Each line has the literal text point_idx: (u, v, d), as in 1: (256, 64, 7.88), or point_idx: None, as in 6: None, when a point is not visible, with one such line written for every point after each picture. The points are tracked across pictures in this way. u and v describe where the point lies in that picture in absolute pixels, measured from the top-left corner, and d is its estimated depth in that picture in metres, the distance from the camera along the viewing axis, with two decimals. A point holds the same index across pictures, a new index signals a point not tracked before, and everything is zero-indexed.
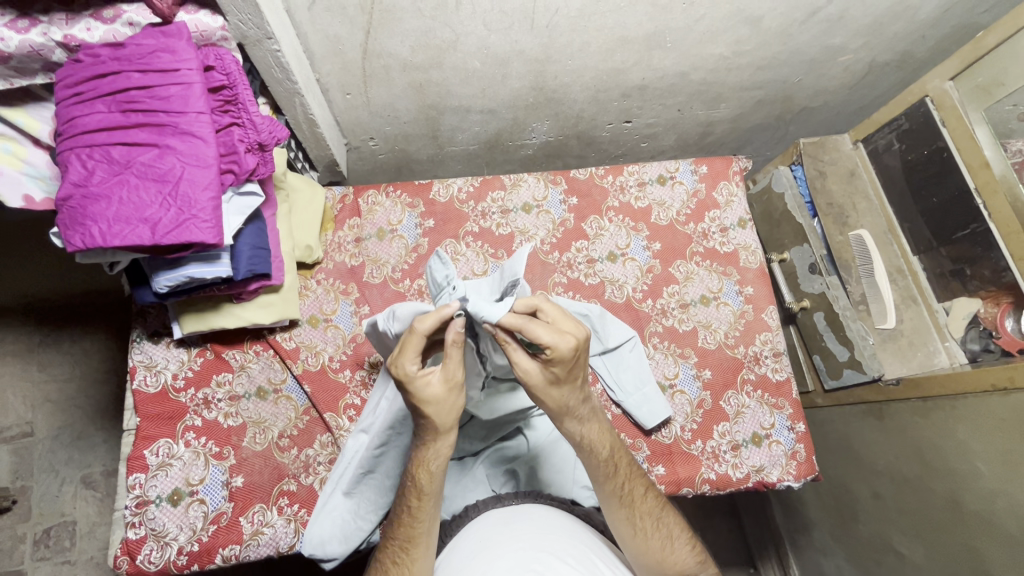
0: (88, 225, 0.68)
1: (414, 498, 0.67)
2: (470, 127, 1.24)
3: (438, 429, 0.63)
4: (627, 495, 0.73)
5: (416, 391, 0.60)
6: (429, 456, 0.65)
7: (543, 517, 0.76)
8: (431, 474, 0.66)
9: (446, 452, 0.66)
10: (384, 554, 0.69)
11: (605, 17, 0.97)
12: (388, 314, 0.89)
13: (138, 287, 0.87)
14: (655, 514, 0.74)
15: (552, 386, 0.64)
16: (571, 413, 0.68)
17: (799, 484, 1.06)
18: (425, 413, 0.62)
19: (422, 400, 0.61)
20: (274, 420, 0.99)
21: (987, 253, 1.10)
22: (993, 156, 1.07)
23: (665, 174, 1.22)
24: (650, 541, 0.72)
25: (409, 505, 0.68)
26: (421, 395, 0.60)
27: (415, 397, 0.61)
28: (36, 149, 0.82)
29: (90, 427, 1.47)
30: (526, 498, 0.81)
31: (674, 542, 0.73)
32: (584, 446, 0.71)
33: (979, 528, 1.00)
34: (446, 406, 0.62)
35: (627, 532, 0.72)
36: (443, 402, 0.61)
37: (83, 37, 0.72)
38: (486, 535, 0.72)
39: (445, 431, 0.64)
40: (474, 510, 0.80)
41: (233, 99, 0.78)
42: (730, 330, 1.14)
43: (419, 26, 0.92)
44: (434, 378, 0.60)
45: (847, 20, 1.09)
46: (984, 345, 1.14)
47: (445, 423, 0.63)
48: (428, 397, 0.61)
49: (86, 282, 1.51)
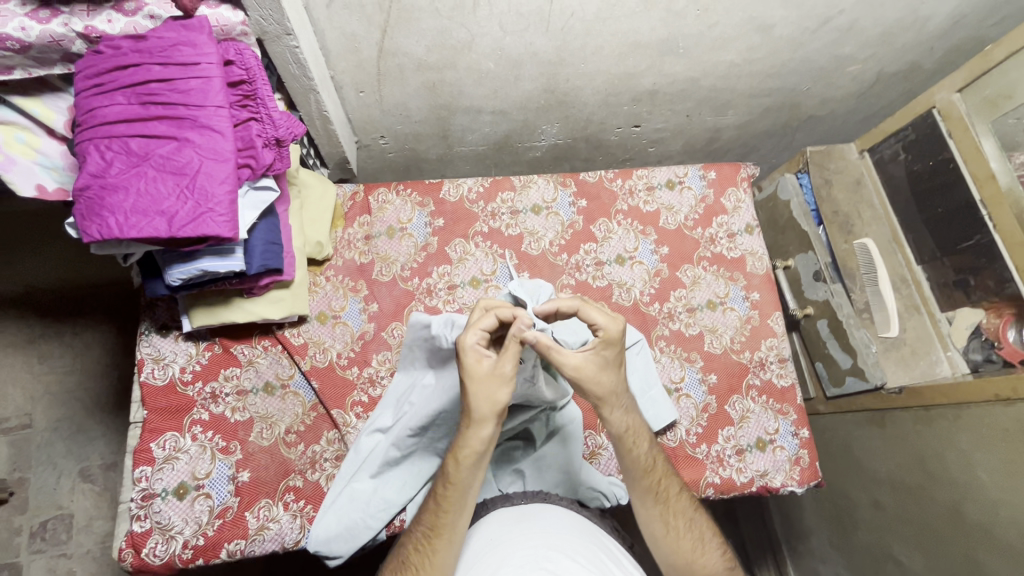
0: (104, 217, 0.68)
1: (443, 484, 0.69)
2: (480, 127, 1.25)
3: (476, 412, 0.66)
4: (662, 491, 0.75)
5: (467, 360, 0.67)
6: (461, 442, 0.68)
7: (552, 517, 0.76)
8: (460, 464, 0.68)
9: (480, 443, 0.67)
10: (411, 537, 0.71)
11: (619, 22, 0.98)
12: (446, 321, 0.90)
13: (150, 280, 0.87)
14: (688, 513, 0.76)
15: (602, 372, 0.70)
16: (616, 401, 0.72)
17: (802, 489, 1.06)
18: (466, 389, 0.67)
19: (467, 373, 0.66)
20: (281, 415, 0.99)
21: (991, 264, 1.11)
22: (999, 168, 1.08)
23: (674, 178, 1.23)
24: (680, 541, 0.74)
25: (438, 490, 0.70)
26: (470, 369, 0.67)
27: (462, 367, 0.67)
28: (49, 139, 0.83)
29: (90, 420, 1.46)
30: (534, 498, 0.81)
31: (704, 544, 0.76)
32: (626, 438, 0.73)
33: (979, 536, 1.02)
34: (490, 388, 0.66)
35: (660, 530, 0.74)
36: (483, 381, 0.66)
37: (104, 28, 0.72)
38: (495, 534, 0.72)
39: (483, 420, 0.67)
40: (482, 508, 0.82)
41: (252, 94, 0.78)
42: (735, 335, 1.14)
43: (435, 26, 0.92)
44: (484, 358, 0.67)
45: (857, 30, 1.11)
46: (986, 355, 1.16)
47: (486, 409, 0.66)
48: (472, 370, 0.66)
49: (80, 274, 1.51)
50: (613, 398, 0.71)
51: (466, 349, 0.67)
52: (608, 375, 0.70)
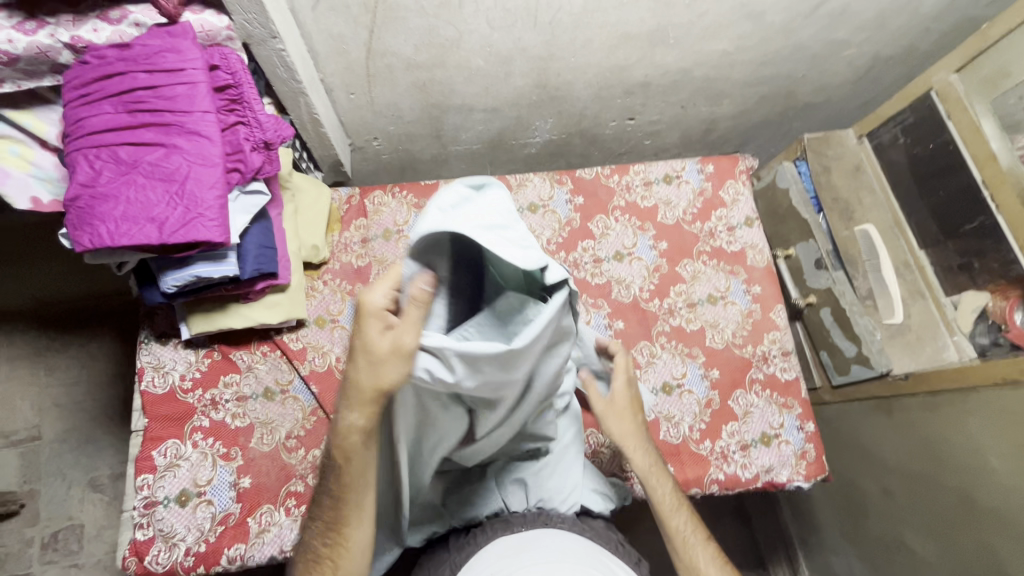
0: (96, 225, 0.68)
1: (337, 476, 0.61)
2: (473, 126, 1.24)
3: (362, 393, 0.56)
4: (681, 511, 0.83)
5: (366, 330, 0.54)
6: (346, 432, 0.58)
7: (551, 544, 0.74)
8: (349, 457, 0.59)
9: (360, 433, 0.58)
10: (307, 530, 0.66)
11: (607, 14, 0.97)
12: None
13: (145, 287, 0.87)
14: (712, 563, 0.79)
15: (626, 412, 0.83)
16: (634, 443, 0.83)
17: (808, 484, 1.05)
18: (356, 363, 0.55)
19: (364, 348, 0.54)
20: (281, 420, 0.98)
21: (995, 246, 1.10)
22: (1000, 148, 1.07)
23: (671, 173, 1.22)
24: None
25: (333, 484, 0.62)
26: (370, 343, 0.54)
27: (361, 337, 0.54)
28: (43, 151, 0.83)
29: (98, 431, 1.47)
30: (535, 524, 0.79)
31: None
32: (649, 476, 0.83)
33: (993, 523, 1.01)
34: (379, 369, 0.54)
35: None
36: (377, 361, 0.54)
37: (90, 38, 0.72)
38: (496, 568, 0.69)
39: (360, 405, 0.56)
40: (481, 536, 0.79)
41: (238, 99, 0.78)
42: (737, 329, 1.13)
43: (422, 25, 0.92)
44: (376, 316, 0.54)
45: (850, 14, 1.09)
46: (994, 338, 1.13)
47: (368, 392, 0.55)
48: (372, 345, 0.54)
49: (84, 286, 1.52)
50: (632, 438, 0.82)
51: (371, 315, 0.54)
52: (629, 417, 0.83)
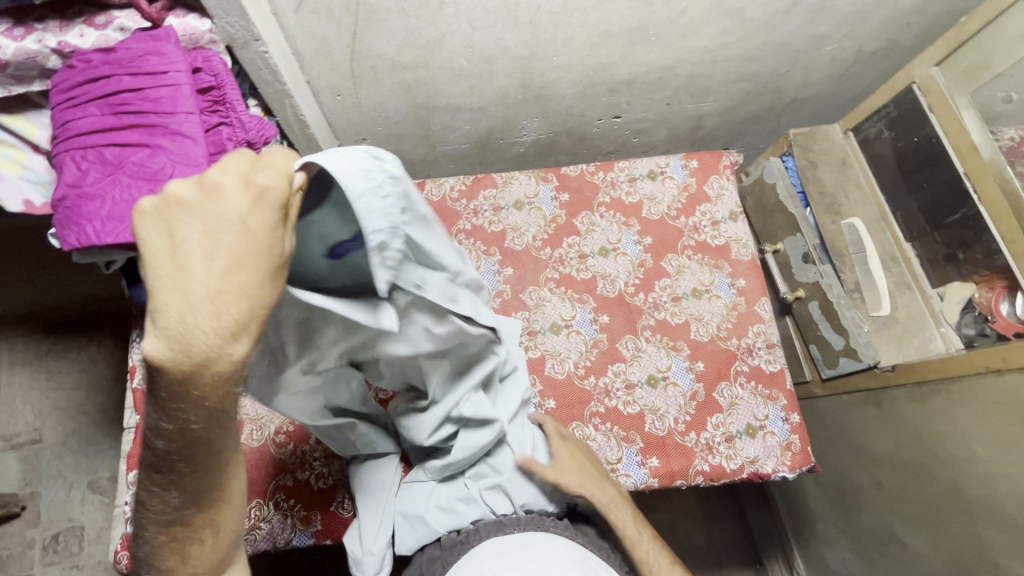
0: (82, 225, 0.70)
1: (194, 449, 0.42)
2: (461, 125, 1.26)
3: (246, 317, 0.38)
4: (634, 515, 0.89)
5: (247, 223, 0.38)
6: (209, 382, 0.38)
7: (543, 547, 0.75)
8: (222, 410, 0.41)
9: (229, 383, 0.39)
10: (150, 533, 0.46)
11: (587, 12, 0.98)
12: None
13: (134, 287, 0.89)
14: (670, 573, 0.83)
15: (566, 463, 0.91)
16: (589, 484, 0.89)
17: (793, 474, 1.06)
18: (224, 273, 0.37)
19: (243, 248, 0.38)
20: (271, 416, 0.99)
21: (979, 237, 1.10)
22: (981, 140, 1.08)
23: (655, 169, 1.23)
24: None
25: (190, 462, 0.43)
26: (256, 240, 0.39)
27: (236, 237, 0.38)
28: (35, 154, 0.85)
29: (97, 433, 1.49)
30: (528, 525, 0.81)
31: None
32: (608, 509, 0.89)
33: (981, 512, 1.01)
34: (275, 282, 0.40)
35: None
36: (269, 268, 0.39)
37: (76, 42, 0.74)
38: (487, 567, 0.71)
39: (251, 333, 0.39)
40: (474, 536, 0.81)
41: (221, 99, 0.80)
42: (722, 322, 1.14)
43: (404, 26, 0.94)
44: (236, 203, 0.39)
45: (830, 9, 1.11)
46: (981, 329, 1.12)
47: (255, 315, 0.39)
48: (260, 245, 0.39)
49: (82, 290, 1.54)
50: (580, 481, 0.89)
51: (255, 205, 0.39)
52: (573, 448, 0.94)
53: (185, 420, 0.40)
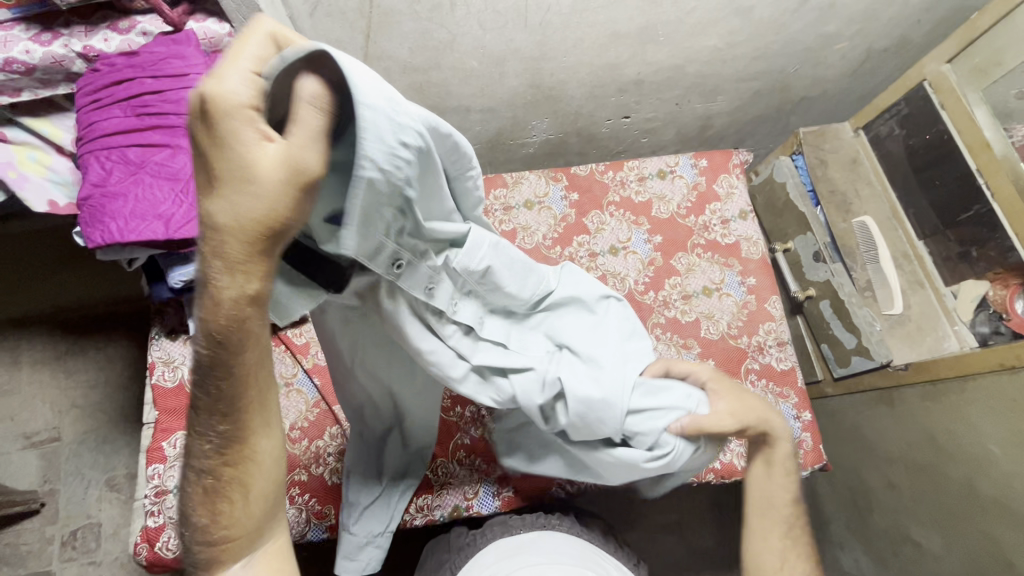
0: (106, 223, 0.72)
1: (222, 380, 0.44)
2: (471, 126, 1.28)
3: (248, 234, 0.38)
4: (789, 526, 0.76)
5: (233, 137, 0.36)
6: (225, 295, 0.40)
7: (546, 547, 0.80)
8: (240, 323, 0.41)
9: (249, 305, 0.40)
10: (185, 484, 0.48)
11: (596, 13, 1.00)
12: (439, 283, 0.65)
13: (155, 283, 0.91)
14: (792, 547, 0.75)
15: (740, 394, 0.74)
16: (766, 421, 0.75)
17: (806, 472, 1.06)
18: (218, 190, 0.37)
19: (234, 163, 0.37)
20: (285, 412, 1.02)
21: (992, 234, 1.09)
22: (993, 136, 1.07)
23: (665, 168, 1.23)
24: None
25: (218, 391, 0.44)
26: (242, 150, 0.37)
27: (229, 151, 0.37)
28: (59, 156, 0.88)
29: (114, 432, 1.52)
30: (534, 526, 0.85)
31: None
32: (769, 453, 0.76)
33: (996, 512, 1.00)
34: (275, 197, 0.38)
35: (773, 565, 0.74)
36: (265, 184, 0.37)
37: (101, 47, 0.76)
38: (495, 571, 0.76)
39: (253, 256, 0.39)
40: (482, 538, 0.85)
41: None
42: (733, 320, 1.14)
43: (416, 28, 0.95)
44: (228, 117, 0.36)
45: (838, 7, 1.11)
46: (995, 326, 1.12)
47: (251, 230, 0.38)
48: (253, 160, 0.37)
49: (100, 291, 1.58)
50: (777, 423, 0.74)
51: (237, 116, 0.36)
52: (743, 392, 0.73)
53: (199, 344, 0.42)
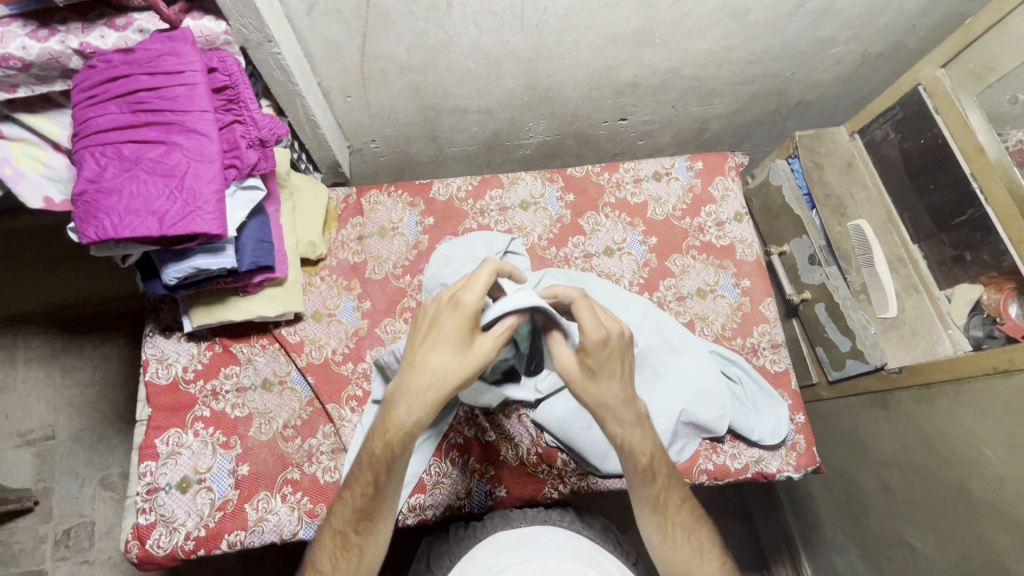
0: (100, 219, 0.72)
1: (370, 467, 0.67)
2: (467, 127, 1.28)
3: (430, 382, 0.64)
4: (662, 502, 0.72)
5: (445, 323, 0.66)
6: (392, 419, 0.65)
7: (546, 542, 0.81)
8: (400, 437, 0.65)
9: (405, 434, 0.65)
10: (329, 531, 0.70)
11: (592, 15, 1.00)
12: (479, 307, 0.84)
13: (149, 280, 0.91)
14: (687, 526, 0.73)
15: (592, 379, 0.71)
16: (611, 412, 0.71)
17: (799, 475, 1.06)
18: (423, 353, 0.65)
19: (437, 338, 0.65)
20: (279, 410, 1.02)
21: (986, 238, 1.10)
22: (987, 141, 1.08)
23: (661, 170, 1.24)
24: (677, 555, 0.71)
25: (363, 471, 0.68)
26: (446, 332, 0.65)
27: (442, 325, 0.66)
28: (55, 153, 0.88)
29: (109, 430, 1.52)
30: (535, 521, 0.88)
31: (703, 558, 0.71)
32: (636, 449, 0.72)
33: (990, 515, 1.00)
34: (453, 365, 0.64)
35: (657, 538, 0.72)
36: (452, 355, 0.65)
37: (97, 44, 0.77)
38: (493, 563, 0.76)
39: (432, 398, 0.64)
40: (483, 530, 0.87)
41: (235, 99, 0.83)
42: (727, 322, 1.15)
43: (412, 28, 0.96)
44: (448, 320, 0.66)
45: (834, 12, 1.11)
46: (988, 331, 1.11)
47: (430, 379, 0.64)
48: (452, 338, 0.65)
49: (97, 289, 1.58)
50: (617, 401, 0.71)
51: (460, 310, 0.66)
52: (619, 365, 0.72)
53: (372, 443, 0.67)
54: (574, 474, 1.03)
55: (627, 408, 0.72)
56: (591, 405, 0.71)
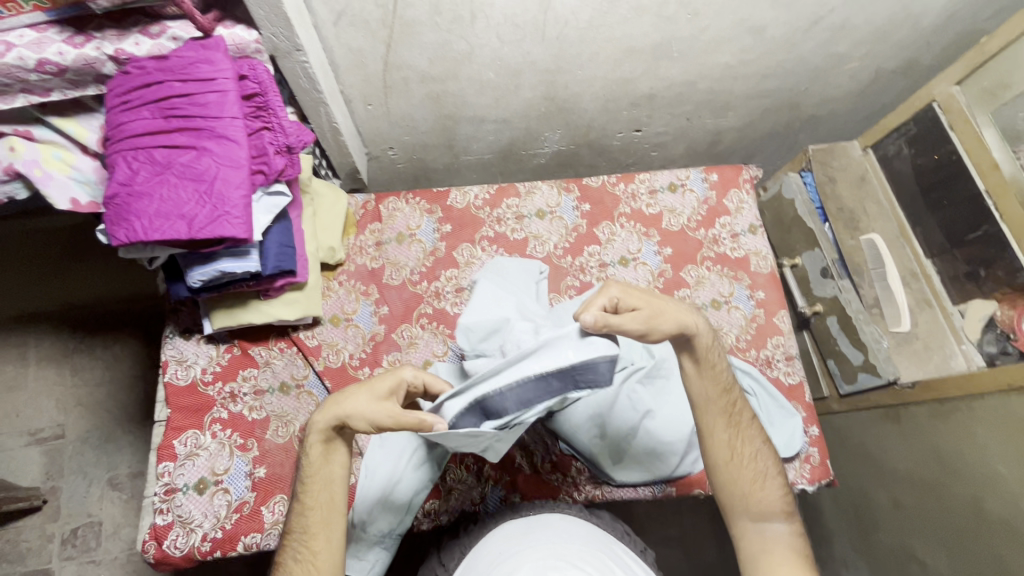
0: (131, 221, 0.74)
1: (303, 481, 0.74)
2: (484, 136, 1.29)
3: (335, 404, 0.71)
4: (734, 416, 0.81)
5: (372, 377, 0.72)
6: (312, 432, 0.73)
7: (560, 530, 0.79)
8: (316, 448, 0.73)
9: (319, 441, 0.73)
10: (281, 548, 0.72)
11: (612, 29, 1.02)
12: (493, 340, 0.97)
13: (173, 283, 0.92)
14: (754, 445, 0.81)
15: (658, 309, 0.75)
16: (689, 319, 0.77)
17: (813, 487, 1.06)
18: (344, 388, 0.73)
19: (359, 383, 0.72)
20: (296, 413, 1.02)
21: (1000, 254, 1.10)
22: (1003, 158, 1.08)
23: (676, 181, 1.25)
24: (743, 469, 0.79)
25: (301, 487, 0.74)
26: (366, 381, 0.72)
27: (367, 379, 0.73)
28: (83, 155, 0.89)
29: (119, 430, 1.53)
30: (543, 510, 0.86)
31: (766, 478, 0.79)
32: (707, 351, 0.80)
33: (1004, 533, 1.00)
34: (355, 394, 0.71)
35: (724, 453, 0.79)
36: (358, 387, 0.72)
37: (131, 50, 0.78)
38: (500, 554, 0.75)
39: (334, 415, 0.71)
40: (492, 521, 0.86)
41: (264, 106, 0.84)
42: (741, 333, 1.15)
43: (436, 39, 0.97)
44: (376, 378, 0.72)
45: (850, 28, 1.12)
46: (1002, 347, 1.13)
47: (339, 402, 0.71)
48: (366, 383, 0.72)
49: (111, 290, 1.59)
50: (686, 315, 0.77)
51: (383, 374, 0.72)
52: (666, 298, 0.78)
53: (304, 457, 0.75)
54: (588, 482, 1.03)
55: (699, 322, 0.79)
56: (679, 331, 0.76)
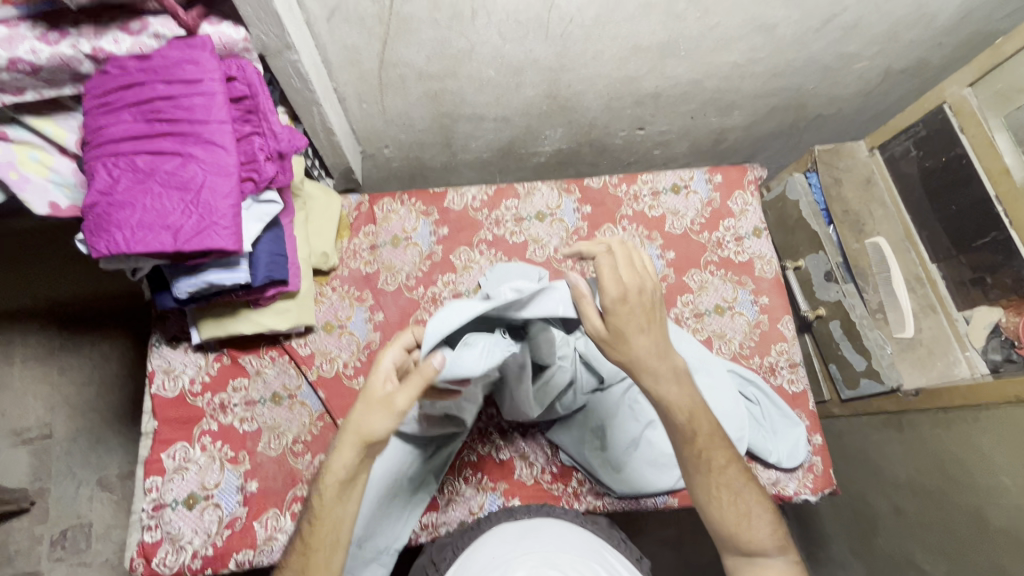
0: (112, 233, 0.70)
1: (311, 521, 0.66)
2: (483, 135, 1.25)
3: (350, 433, 0.65)
4: (704, 461, 0.74)
5: (373, 381, 0.66)
6: (326, 471, 0.66)
7: (554, 534, 0.78)
8: (335, 485, 0.65)
9: (337, 478, 0.65)
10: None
11: (618, 26, 0.97)
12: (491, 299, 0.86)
13: (159, 292, 0.88)
14: (734, 487, 0.75)
15: (619, 332, 0.73)
16: (643, 363, 0.73)
17: (816, 497, 1.04)
18: (354, 407, 0.66)
19: (365, 395, 0.66)
20: (289, 424, 0.99)
21: (1008, 261, 1.08)
22: (1014, 162, 1.05)
23: (679, 183, 1.21)
24: (724, 513, 0.74)
25: (308, 527, 0.66)
26: (371, 388, 0.66)
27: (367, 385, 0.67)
28: (61, 157, 0.84)
29: (108, 431, 1.49)
30: (537, 513, 0.84)
31: (752, 518, 0.73)
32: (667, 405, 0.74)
33: (1004, 543, 0.99)
34: (369, 413, 0.65)
35: (703, 498, 0.75)
36: (374, 403, 0.65)
37: (111, 49, 0.73)
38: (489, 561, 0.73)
39: (351, 444, 0.64)
40: (487, 523, 0.84)
41: (254, 109, 0.80)
42: (744, 340, 1.13)
43: (434, 36, 0.93)
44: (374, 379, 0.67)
45: (863, 27, 1.09)
46: (1007, 354, 1.11)
47: (357, 427, 0.65)
48: (371, 390, 0.66)
49: (97, 288, 1.55)
50: (643, 357, 0.73)
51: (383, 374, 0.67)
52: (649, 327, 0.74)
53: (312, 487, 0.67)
54: (589, 493, 1.01)
55: (659, 366, 0.74)
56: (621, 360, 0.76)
